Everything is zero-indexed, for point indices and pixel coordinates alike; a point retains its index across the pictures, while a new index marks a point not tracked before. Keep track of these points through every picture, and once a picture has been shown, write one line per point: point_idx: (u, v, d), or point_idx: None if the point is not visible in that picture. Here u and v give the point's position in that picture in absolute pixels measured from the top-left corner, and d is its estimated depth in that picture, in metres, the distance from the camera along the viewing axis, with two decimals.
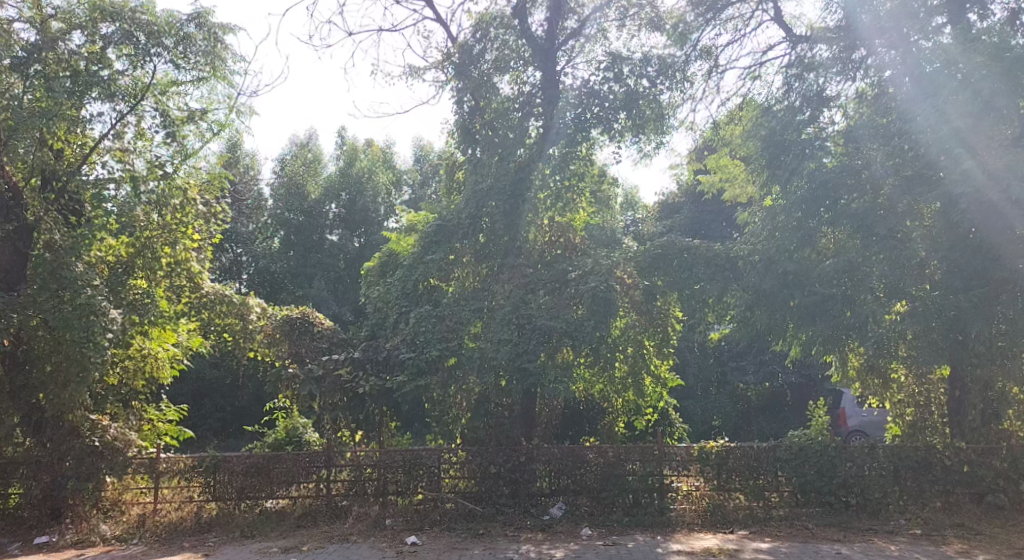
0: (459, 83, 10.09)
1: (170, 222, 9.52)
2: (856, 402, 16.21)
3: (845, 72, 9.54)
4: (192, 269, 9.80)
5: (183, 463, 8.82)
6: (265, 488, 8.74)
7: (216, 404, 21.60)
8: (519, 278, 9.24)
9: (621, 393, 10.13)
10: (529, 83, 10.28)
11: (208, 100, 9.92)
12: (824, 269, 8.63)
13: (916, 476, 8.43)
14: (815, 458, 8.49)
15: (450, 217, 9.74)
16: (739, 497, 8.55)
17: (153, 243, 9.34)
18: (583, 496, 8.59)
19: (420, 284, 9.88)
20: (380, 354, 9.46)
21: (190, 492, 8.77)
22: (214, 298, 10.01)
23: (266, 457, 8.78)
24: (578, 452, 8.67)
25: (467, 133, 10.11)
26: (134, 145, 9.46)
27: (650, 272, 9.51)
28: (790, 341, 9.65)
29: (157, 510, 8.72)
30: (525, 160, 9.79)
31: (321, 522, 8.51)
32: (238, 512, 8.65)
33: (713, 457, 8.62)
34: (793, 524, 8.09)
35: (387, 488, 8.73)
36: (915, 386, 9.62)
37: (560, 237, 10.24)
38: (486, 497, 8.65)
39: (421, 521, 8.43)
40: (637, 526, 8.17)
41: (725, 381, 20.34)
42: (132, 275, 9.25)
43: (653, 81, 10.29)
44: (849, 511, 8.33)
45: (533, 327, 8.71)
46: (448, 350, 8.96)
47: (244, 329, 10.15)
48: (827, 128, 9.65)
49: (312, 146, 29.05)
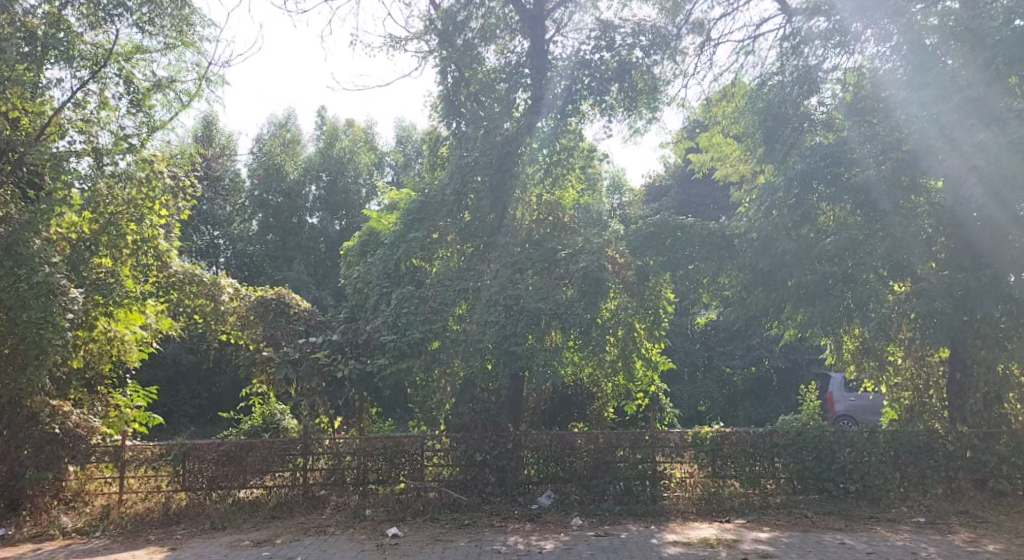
0: (442, 52, 9.72)
1: (135, 196, 8.85)
2: (844, 386, 16.02)
3: (843, 45, 9.09)
4: (160, 247, 9.10)
5: (150, 451, 8.33)
6: (237, 478, 8.26)
7: (191, 390, 21.08)
8: (506, 258, 8.86)
9: (610, 377, 9.67)
10: (516, 53, 9.81)
11: (176, 68, 9.35)
12: (825, 247, 8.32)
13: (918, 461, 8.16)
14: (813, 444, 8.19)
15: (433, 194, 9.37)
16: (734, 484, 8.25)
17: (117, 220, 8.68)
18: (571, 484, 8.22)
19: (402, 265, 9.36)
20: (360, 337, 9.13)
21: (157, 482, 8.26)
22: (184, 277, 9.37)
23: (239, 445, 8.31)
24: (567, 439, 8.32)
25: (452, 107, 9.70)
26: (98, 115, 8.86)
27: (642, 251, 9.16)
28: (785, 324, 9.33)
29: (122, 501, 8.17)
30: (511, 135, 9.25)
31: (297, 514, 8.08)
32: (209, 503, 8.17)
33: (707, 443, 8.32)
34: (791, 513, 7.79)
35: (368, 477, 8.31)
36: (913, 368, 9.35)
37: (548, 215, 9.83)
38: (472, 486, 8.27)
39: (403, 511, 8.03)
40: (629, 515, 7.82)
41: (711, 365, 20.14)
42: (94, 250, 8.54)
43: (646, 52, 9.82)
44: (849, 498, 8.04)
45: (521, 309, 8.31)
46: (432, 333, 8.60)
47: (215, 311, 9.56)
48: (824, 103, 9.27)
49: (290, 125, 28.18)
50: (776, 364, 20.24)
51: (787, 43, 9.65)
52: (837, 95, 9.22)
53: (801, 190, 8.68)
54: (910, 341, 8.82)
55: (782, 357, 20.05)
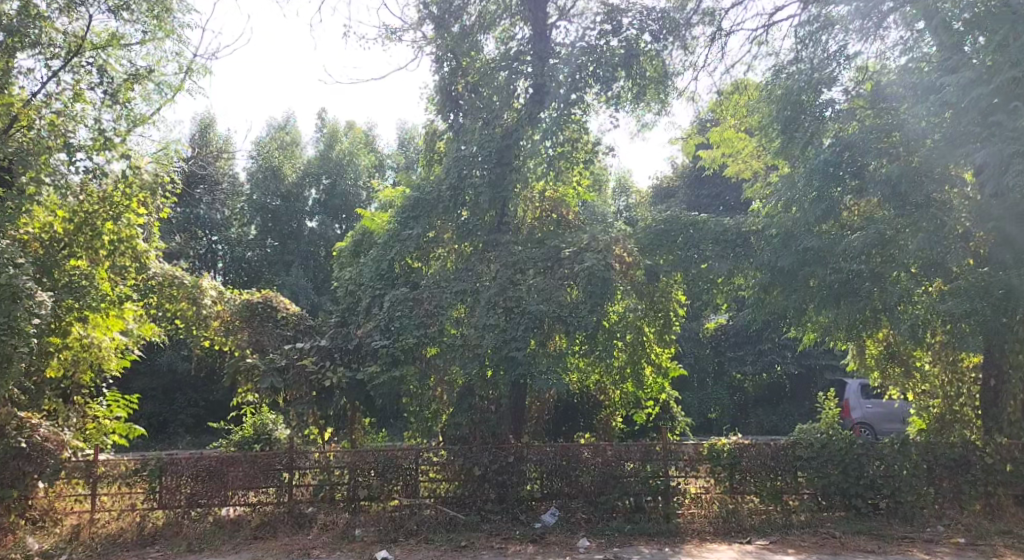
0: (438, 41, 9.24)
1: (112, 193, 8.29)
2: (862, 393, 15.43)
3: (865, 31, 8.59)
4: (139, 246, 8.48)
5: (125, 466, 7.70)
6: (218, 495, 7.66)
7: (188, 398, 20.51)
8: (506, 257, 8.35)
9: (618, 384, 9.10)
10: (516, 40, 9.27)
11: (155, 58, 8.81)
12: (851, 244, 7.71)
13: (953, 476, 7.51)
14: (839, 456, 7.57)
15: (430, 190, 8.92)
16: (754, 500, 7.64)
17: (93, 220, 8.17)
18: (577, 500, 7.63)
19: (396, 265, 8.86)
20: (351, 343, 8.53)
21: (132, 500, 7.65)
22: (162, 281, 8.83)
23: (220, 460, 7.71)
24: (573, 451, 7.72)
25: (449, 97, 9.28)
26: (71, 108, 8.27)
27: (651, 251, 8.65)
28: (803, 327, 8.81)
29: (95, 520, 7.57)
30: (510, 126, 8.74)
31: (281, 534, 7.48)
32: (187, 522, 7.57)
33: (725, 456, 7.71)
34: (818, 533, 7.17)
35: (358, 494, 7.73)
36: (944, 377, 8.66)
37: (551, 211, 9.39)
38: (470, 503, 7.68)
39: (395, 531, 7.43)
40: (641, 535, 7.21)
41: (722, 372, 19.32)
42: (64, 250, 8.04)
43: (655, 38, 9.26)
44: (879, 516, 7.42)
45: (523, 312, 7.82)
46: (428, 337, 8.07)
47: (197, 315, 8.97)
48: (846, 91, 8.59)
49: (288, 127, 27.72)
50: (789, 370, 19.54)
51: (805, 29, 9.01)
52: (861, 83, 8.58)
53: (824, 179, 7.99)
54: (940, 346, 8.20)
55: (795, 363, 19.39)
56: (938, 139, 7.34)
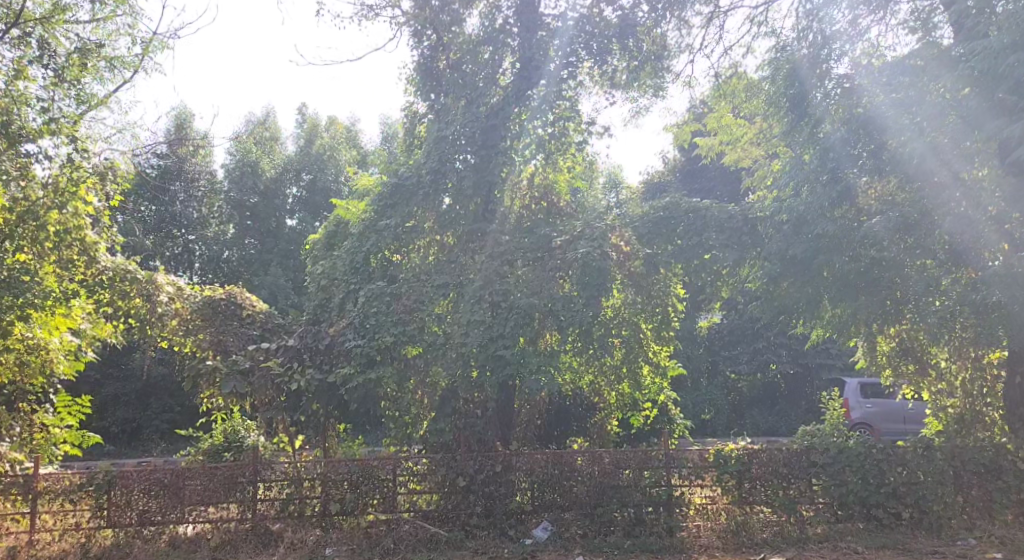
0: (418, 15, 8.52)
1: (59, 180, 7.31)
2: (862, 392, 14.79)
3: (877, 6, 8.02)
4: (88, 238, 7.54)
5: (68, 480, 6.85)
6: (174, 512, 6.86)
7: (163, 404, 19.53)
8: (493, 247, 7.70)
9: (614, 385, 8.24)
10: (502, 13, 8.53)
11: (106, 32, 8.04)
12: (868, 230, 7.08)
13: (981, 482, 6.95)
14: (858, 462, 6.92)
15: (410, 174, 8.18)
16: (765, 511, 6.96)
17: (36, 209, 7.08)
18: (572, 513, 6.92)
19: (372, 258, 8.16)
20: (323, 342, 7.72)
21: (76, 518, 6.81)
22: (114, 275, 7.92)
23: (175, 472, 6.91)
24: (566, 460, 7.02)
25: (430, 76, 8.61)
26: (11, 87, 7.34)
27: (649, 239, 7.90)
28: (813, 322, 8.18)
29: (33, 542, 6.70)
30: (498, 105, 8.10)
31: (243, 554, 6.66)
32: (138, 543, 6.75)
33: (732, 462, 7.01)
34: (838, 547, 6.49)
35: (331, 508, 6.96)
36: (963, 374, 8.01)
37: (540, 200, 8.59)
38: (453, 517, 6.96)
39: (371, 550, 6.66)
40: (643, 553, 6.52)
41: (716, 372, 18.74)
42: (7, 242, 6.98)
43: (654, 9, 8.61)
44: (902, 527, 6.78)
45: (511, 307, 7.18)
46: (407, 335, 7.36)
47: (151, 313, 8.14)
48: (859, 65, 7.94)
49: (268, 122, 26.87)
50: (785, 369, 18.95)
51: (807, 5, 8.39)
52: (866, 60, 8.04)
53: (837, 160, 7.59)
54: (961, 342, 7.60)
55: (791, 362, 18.81)
56: (968, 112, 6.72)
